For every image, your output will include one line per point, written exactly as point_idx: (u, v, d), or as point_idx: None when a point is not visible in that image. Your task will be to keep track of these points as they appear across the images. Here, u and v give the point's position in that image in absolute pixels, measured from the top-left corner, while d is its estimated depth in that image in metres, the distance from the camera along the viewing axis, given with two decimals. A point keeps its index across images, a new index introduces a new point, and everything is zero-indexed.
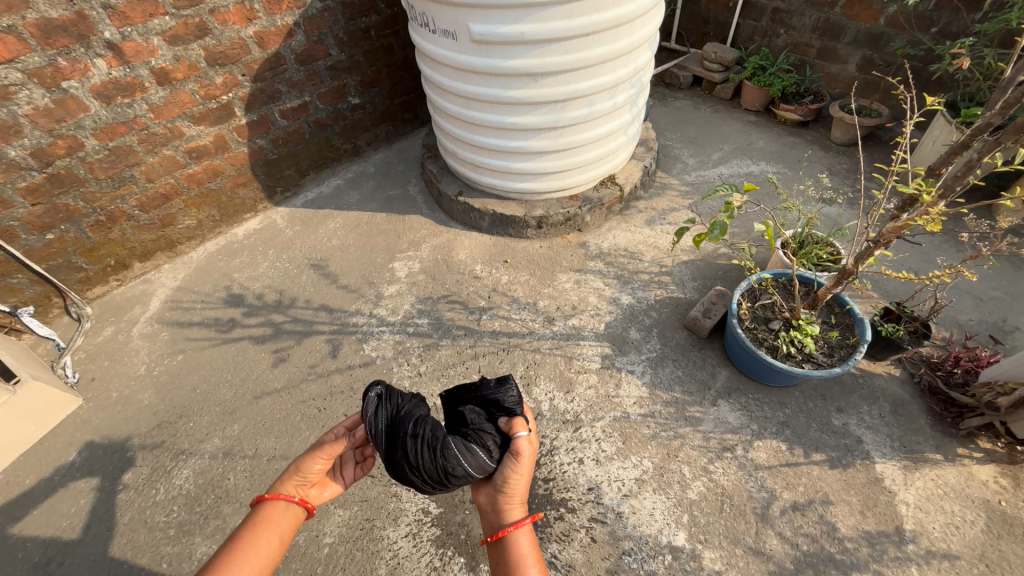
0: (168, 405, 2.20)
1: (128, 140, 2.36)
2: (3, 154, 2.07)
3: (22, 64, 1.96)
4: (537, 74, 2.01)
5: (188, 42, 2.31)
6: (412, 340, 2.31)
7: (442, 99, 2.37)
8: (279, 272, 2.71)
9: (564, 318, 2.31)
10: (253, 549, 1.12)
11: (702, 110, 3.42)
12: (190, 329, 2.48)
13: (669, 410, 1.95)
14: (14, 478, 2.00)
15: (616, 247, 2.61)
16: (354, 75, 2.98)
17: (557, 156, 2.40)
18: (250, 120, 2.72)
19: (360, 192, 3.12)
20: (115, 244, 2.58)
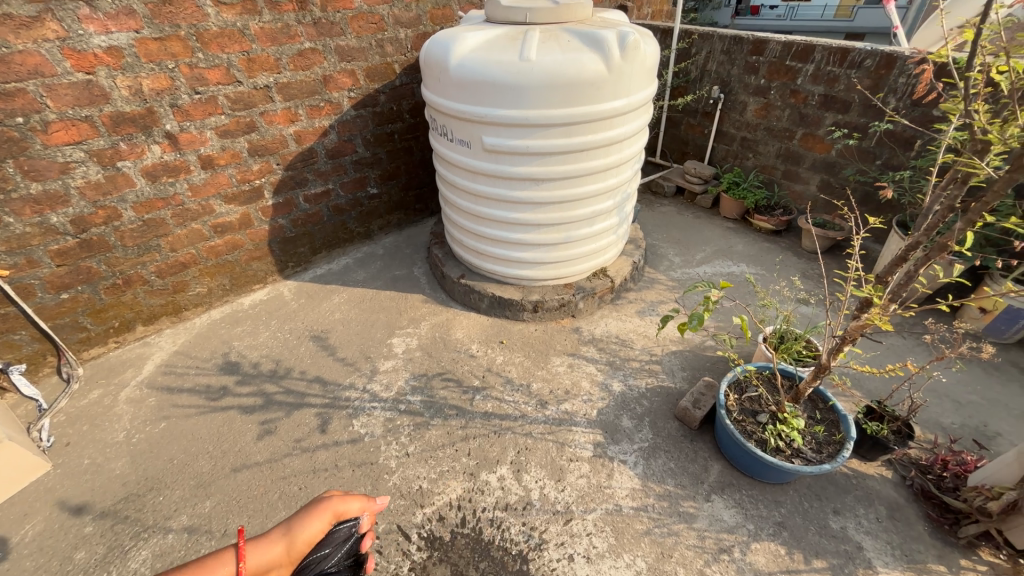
0: (140, 475, 2.10)
1: (162, 214, 2.58)
2: (46, 220, 2.25)
3: (87, 146, 2.23)
4: (539, 179, 2.31)
5: (236, 136, 2.65)
6: (403, 418, 2.29)
7: (454, 195, 2.65)
8: (279, 342, 2.76)
9: (557, 402, 2.33)
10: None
11: (685, 216, 3.80)
12: (179, 395, 2.46)
13: (662, 504, 1.89)
14: None
15: (608, 334, 2.72)
16: (375, 170, 3.35)
17: (554, 248, 2.63)
18: (277, 202, 2.99)
19: (367, 270, 3.31)
20: (124, 307, 2.66)
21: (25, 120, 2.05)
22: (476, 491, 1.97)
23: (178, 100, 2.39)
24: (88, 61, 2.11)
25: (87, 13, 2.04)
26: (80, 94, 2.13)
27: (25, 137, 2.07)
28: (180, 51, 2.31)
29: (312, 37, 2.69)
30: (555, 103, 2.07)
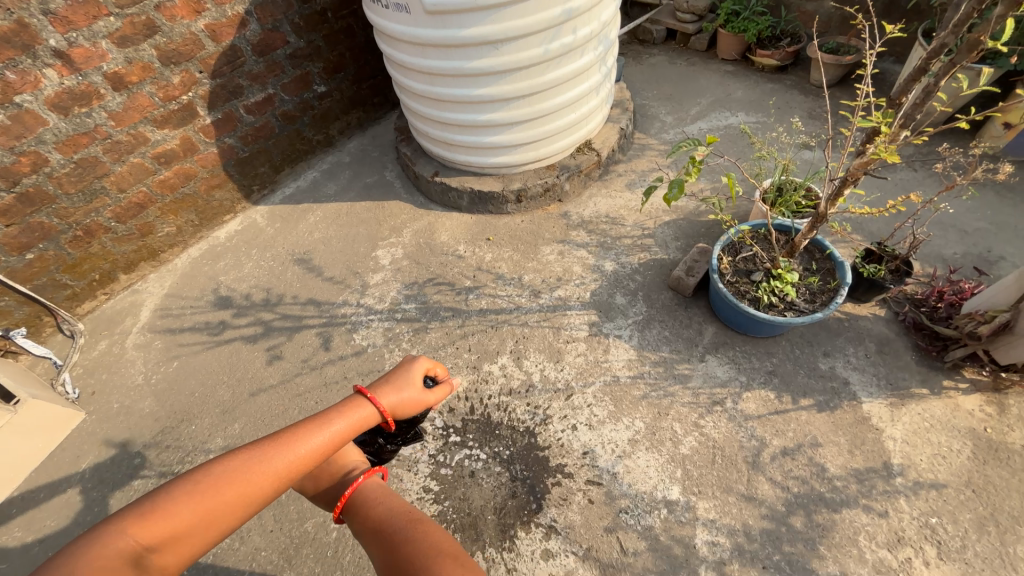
0: (169, 411, 2.24)
1: (92, 151, 2.32)
2: None
3: None
4: (497, 42, 1.95)
5: (138, 43, 2.24)
6: (401, 325, 2.32)
7: (406, 79, 2.30)
8: (264, 271, 2.70)
9: (550, 290, 2.31)
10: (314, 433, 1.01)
11: (678, 65, 3.32)
12: (183, 335, 2.50)
13: (658, 370, 1.97)
14: (28, 494, 2.05)
15: (598, 214, 2.58)
16: (316, 62, 2.90)
17: (529, 126, 2.35)
18: (216, 119, 2.66)
19: (337, 182, 3.08)
20: (97, 258, 2.57)
21: None
22: (481, 381, 2.06)
23: (49, 5, 1.97)
24: None
25: None
26: None
27: None
28: None
29: None
30: None
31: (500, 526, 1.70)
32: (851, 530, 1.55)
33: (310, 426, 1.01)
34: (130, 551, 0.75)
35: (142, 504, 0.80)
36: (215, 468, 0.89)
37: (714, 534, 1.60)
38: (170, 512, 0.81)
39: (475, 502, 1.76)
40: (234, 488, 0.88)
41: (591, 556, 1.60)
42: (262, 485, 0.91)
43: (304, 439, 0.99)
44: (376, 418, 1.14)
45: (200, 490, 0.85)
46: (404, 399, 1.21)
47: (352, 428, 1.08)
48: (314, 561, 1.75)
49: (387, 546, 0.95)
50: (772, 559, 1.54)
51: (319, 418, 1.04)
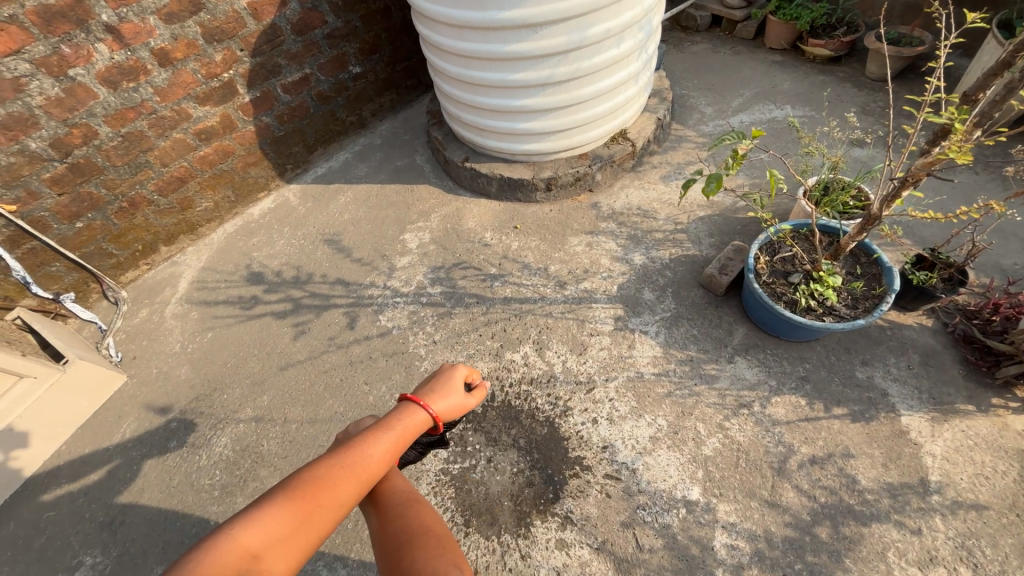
0: (203, 379, 2.33)
1: (139, 126, 2.40)
2: (25, 147, 2.15)
3: (28, 55, 1.99)
4: (537, 25, 1.90)
5: (183, 19, 2.29)
6: (426, 309, 2.34)
7: (441, 61, 2.28)
8: (295, 249, 2.76)
9: (576, 282, 2.28)
10: (380, 438, 1.01)
11: (721, 53, 3.19)
12: (217, 308, 2.59)
13: (684, 369, 1.93)
14: (74, 449, 2.19)
15: (629, 206, 2.52)
16: (352, 42, 2.90)
17: (563, 113, 2.30)
18: (254, 97, 2.71)
19: (368, 164, 3.11)
20: (140, 230, 2.67)
21: None
22: (503, 369, 2.06)
23: None
24: None
25: None
26: None
27: None
28: None
29: None
30: None
31: (516, 513, 1.71)
32: (880, 546, 1.50)
33: (377, 433, 1.02)
34: (239, 555, 0.73)
35: (245, 515, 0.78)
36: (305, 479, 0.88)
37: (734, 538, 1.57)
38: (271, 522, 0.79)
39: (493, 487, 1.77)
40: (325, 493, 0.87)
41: (606, 550, 1.60)
42: (347, 493, 0.90)
43: (375, 445, 0.99)
44: (426, 424, 1.12)
45: (296, 500, 0.84)
46: (451, 405, 1.21)
47: (412, 432, 1.08)
48: (335, 532, 1.81)
49: (386, 517, 1.01)
50: (793, 568, 1.50)
51: (381, 424, 1.05)
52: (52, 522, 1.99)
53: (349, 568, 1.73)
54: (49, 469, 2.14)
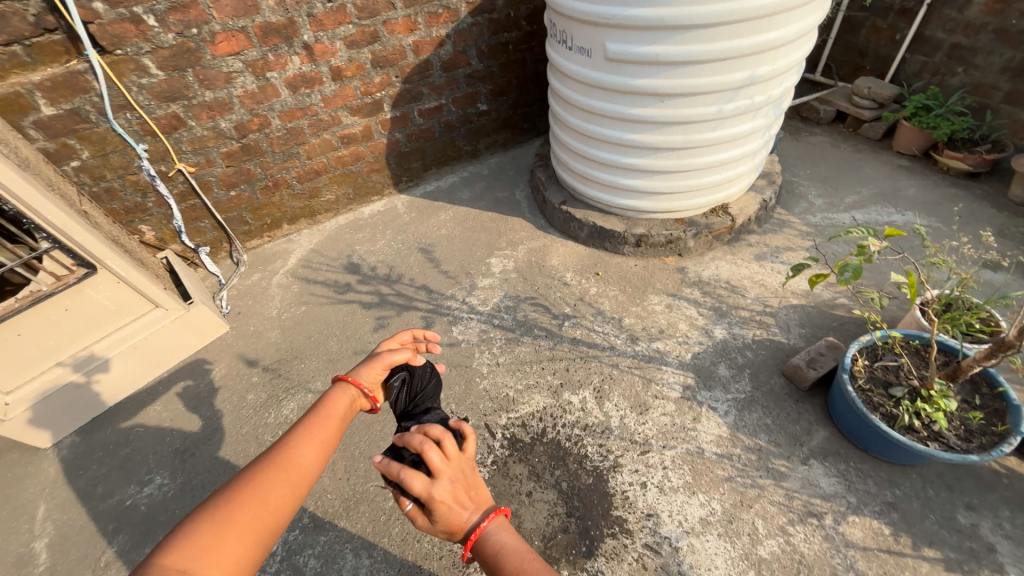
0: (288, 345, 2.59)
1: (301, 123, 2.85)
2: (217, 125, 2.63)
3: (244, 56, 2.48)
4: (664, 95, 2.04)
5: (361, 46, 2.74)
6: (496, 331, 2.44)
7: (566, 112, 2.48)
8: (392, 250, 3.04)
9: (648, 340, 2.27)
10: (301, 437, 1.11)
11: (841, 149, 3.14)
12: (315, 286, 2.90)
13: (750, 457, 1.81)
14: (172, 378, 2.49)
15: (717, 278, 2.50)
16: (487, 84, 3.26)
17: (669, 177, 2.39)
18: (394, 116, 3.10)
19: (471, 189, 3.39)
20: (274, 207, 3.10)
21: (198, 32, 2.33)
22: (559, 407, 2.08)
23: (313, 9, 2.50)
24: None
25: None
26: (237, 4, 2.33)
27: (199, 48, 2.37)
28: None
29: None
30: None
31: (544, 555, 1.67)
32: None
33: (295, 434, 1.11)
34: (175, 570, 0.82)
35: (171, 537, 0.87)
36: (231, 489, 0.97)
37: None
38: (199, 534, 0.89)
39: (527, 522, 1.75)
40: (250, 495, 0.97)
41: None
42: (279, 486, 1.00)
43: (297, 442, 1.09)
44: (353, 399, 1.26)
45: (222, 507, 0.93)
46: (378, 378, 1.33)
47: (335, 416, 1.19)
48: (368, 520, 1.87)
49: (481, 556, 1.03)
50: None
51: (299, 424, 1.15)
52: (140, 436, 2.26)
53: (372, 559, 1.77)
54: (149, 390, 2.45)
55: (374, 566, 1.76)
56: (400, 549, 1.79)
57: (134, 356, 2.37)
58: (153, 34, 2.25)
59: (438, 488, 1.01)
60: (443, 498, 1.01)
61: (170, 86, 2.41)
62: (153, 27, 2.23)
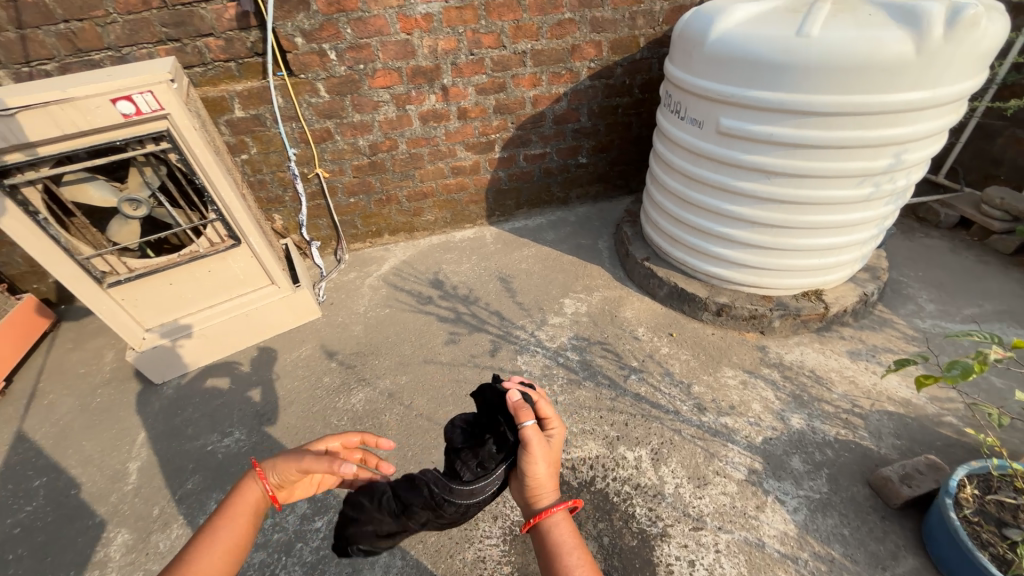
0: (367, 340, 2.81)
1: (423, 151, 3.23)
2: (356, 142, 3.07)
3: (392, 91, 2.92)
4: (772, 172, 2.08)
5: (488, 94, 3.09)
6: (560, 369, 2.48)
7: (666, 175, 2.59)
8: (474, 274, 3.24)
9: (717, 412, 2.18)
10: (218, 537, 1.16)
11: (962, 256, 2.90)
12: (401, 293, 3.15)
13: (818, 565, 1.64)
14: (267, 348, 2.80)
15: (801, 365, 2.36)
16: (590, 140, 3.49)
17: (762, 252, 2.37)
18: (502, 156, 3.41)
19: (557, 232, 3.56)
20: (381, 218, 3.48)
21: (364, 67, 2.79)
22: (612, 459, 2.04)
23: (457, 60, 2.90)
24: (412, 24, 2.71)
25: None
26: (399, 49, 2.78)
27: (361, 80, 2.83)
28: (470, 18, 2.77)
29: (574, 9, 2.87)
30: (829, 86, 1.81)
31: None
32: None
33: (209, 535, 1.16)
34: None
35: None
36: None
37: None
38: None
39: None
40: None
41: None
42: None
43: (213, 541, 1.15)
44: (262, 496, 1.28)
45: None
46: (291, 476, 1.28)
47: (249, 511, 1.24)
48: None
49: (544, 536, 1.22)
50: None
51: (213, 525, 1.19)
52: (230, 392, 2.54)
53: (405, 561, 1.81)
54: (246, 354, 2.76)
55: (405, 569, 1.79)
56: (432, 559, 1.81)
57: (244, 322, 2.70)
58: (330, 65, 2.74)
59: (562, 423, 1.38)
60: (560, 433, 1.35)
61: (330, 106, 2.89)
62: (332, 60, 2.73)
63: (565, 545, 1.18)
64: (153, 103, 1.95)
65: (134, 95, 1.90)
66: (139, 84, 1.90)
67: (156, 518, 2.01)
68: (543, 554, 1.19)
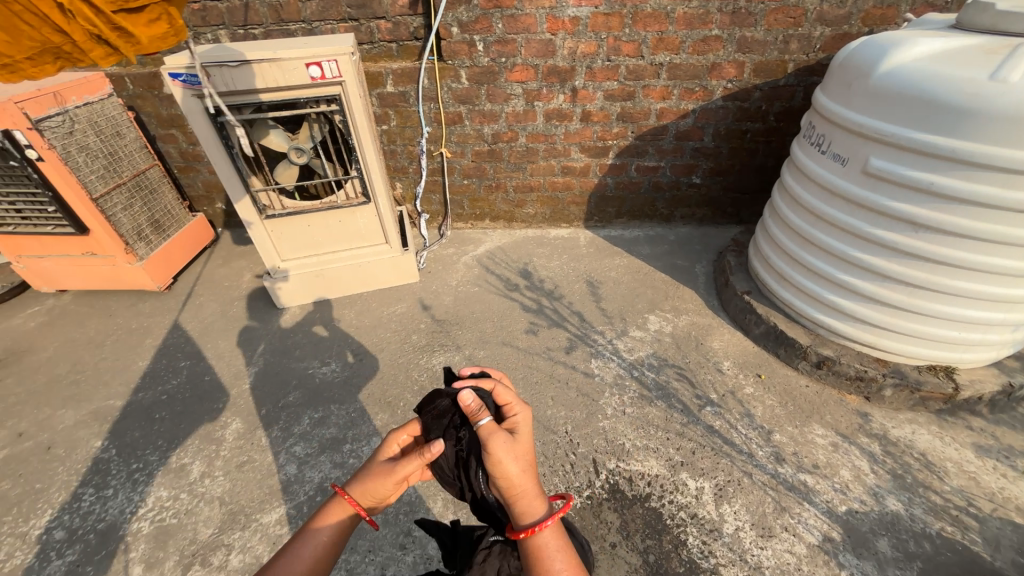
0: (454, 311, 3.01)
1: (539, 146, 3.36)
2: (481, 129, 3.29)
3: (525, 86, 3.08)
4: (920, 224, 1.89)
5: (615, 100, 3.13)
6: (633, 382, 2.47)
7: (790, 211, 2.45)
8: (563, 272, 3.31)
9: (796, 467, 2.04)
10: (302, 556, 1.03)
11: None
12: (490, 275, 3.32)
13: None
14: (368, 298, 3.12)
15: (909, 443, 2.11)
16: (709, 161, 3.37)
17: (888, 310, 2.14)
18: (614, 163, 3.43)
19: (653, 248, 3.50)
20: (486, 202, 3.68)
21: (505, 61, 2.99)
22: (671, 482, 2.00)
23: (593, 64, 2.98)
24: (558, 25, 2.84)
25: None
26: (541, 48, 2.93)
27: (500, 72, 3.03)
28: (615, 25, 2.83)
29: (723, 26, 2.80)
30: (1022, 139, 1.60)
31: None
32: None
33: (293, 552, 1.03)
34: None
35: None
36: None
37: None
38: None
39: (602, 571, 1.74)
40: None
41: None
42: None
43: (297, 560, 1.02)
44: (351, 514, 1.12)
45: None
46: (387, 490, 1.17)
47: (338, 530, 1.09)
48: None
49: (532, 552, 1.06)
50: None
51: (299, 539, 1.06)
52: (333, 329, 2.88)
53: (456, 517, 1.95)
54: (351, 300, 3.11)
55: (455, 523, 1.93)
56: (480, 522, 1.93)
57: (356, 272, 3.05)
58: (476, 55, 2.97)
59: (524, 409, 1.24)
60: (523, 420, 1.21)
61: (467, 93, 3.13)
62: (478, 51, 2.95)
63: (553, 554, 1.05)
64: (335, 71, 2.29)
65: (323, 62, 2.25)
66: (328, 54, 2.24)
67: (262, 417, 2.35)
68: (530, 567, 1.05)
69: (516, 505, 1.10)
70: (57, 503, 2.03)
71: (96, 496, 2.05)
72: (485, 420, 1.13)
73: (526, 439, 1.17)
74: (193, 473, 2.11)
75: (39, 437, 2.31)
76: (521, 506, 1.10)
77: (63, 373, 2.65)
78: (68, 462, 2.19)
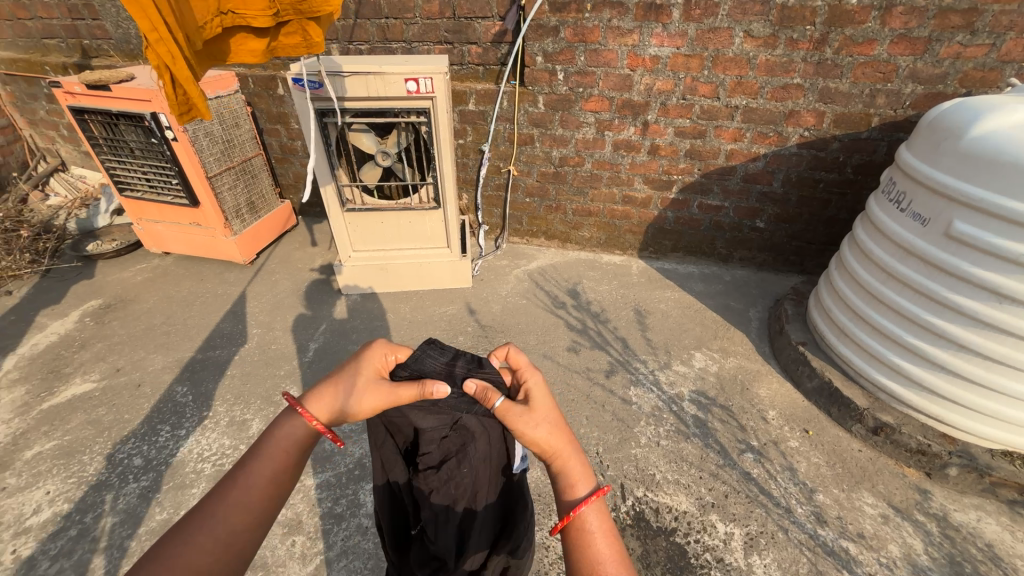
0: (501, 319, 3.12)
1: (604, 173, 3.47)
2: (550, 151, 3.45)
3: (598, 116, 3.22)
4: (1005, 296, 1.78)
5: (686, 137, 3.19)
6: (670, 415, 2.44)
7: (860, 266, 2.36)
8: (611, 297, 3.34)
9: (839, 532, 1.93)
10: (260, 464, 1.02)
11: None
12: (540, 290, 3.41)
13: None
14: (423, 296, 3.31)
15: (972, 531, 1.94)
16: (776, 207, 3.32)
17: (960, 384, 2.01)
18: (676, 198, 3.46)
19: (706, 286, 3.46)
20: (544, 221, 3.81)
21: (581, 91, 3.15)
22: (700, 522, 1.96)
23: (667, 101, 3.07)
24: (638, 62, 2.97)
25: (659, 31, 2.84)
26: (618, 82, 3.06)
27: (575, 100, 3.19)
28: (694, 66, 2.92)
29: (806, 75, 2.81)
30: None
31: None
32: None
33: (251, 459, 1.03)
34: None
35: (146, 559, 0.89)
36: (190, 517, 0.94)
37: None
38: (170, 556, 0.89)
39: None
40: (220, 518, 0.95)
41: None
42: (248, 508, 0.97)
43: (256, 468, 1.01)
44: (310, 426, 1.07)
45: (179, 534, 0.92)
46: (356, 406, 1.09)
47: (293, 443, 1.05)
48: None
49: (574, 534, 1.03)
50: None
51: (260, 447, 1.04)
52: (388, 319, 3.08)
53: None
54: (407, 295, 3.32)
55: None
56: None
57: (416, 270, 3.26)
58: (555, 83, 3.15)
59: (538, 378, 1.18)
60: (537, 391, 1.15)
61: (541, 117, 3.31)
62: (558, 79, 3.13)
63: (594, 538, 1.01)
64: (429, 87, 2.54)
65: (421, 78, 2.50)
66: (427, 72, 2.49)
67: None
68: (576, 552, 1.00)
69: (553, 466, 1.09)
70: (139, 433, 2.31)
71: (170, 433, 2.32)
72: (498, 400, 1.09)
73: (543, 400, 1.13)
74: (251, 428, 2.33)
75: (132, 375, 2.64)
76: (557, 467, 1.09)
77: (159, 324, 3.01)
78: (151, 400, 2.48)
